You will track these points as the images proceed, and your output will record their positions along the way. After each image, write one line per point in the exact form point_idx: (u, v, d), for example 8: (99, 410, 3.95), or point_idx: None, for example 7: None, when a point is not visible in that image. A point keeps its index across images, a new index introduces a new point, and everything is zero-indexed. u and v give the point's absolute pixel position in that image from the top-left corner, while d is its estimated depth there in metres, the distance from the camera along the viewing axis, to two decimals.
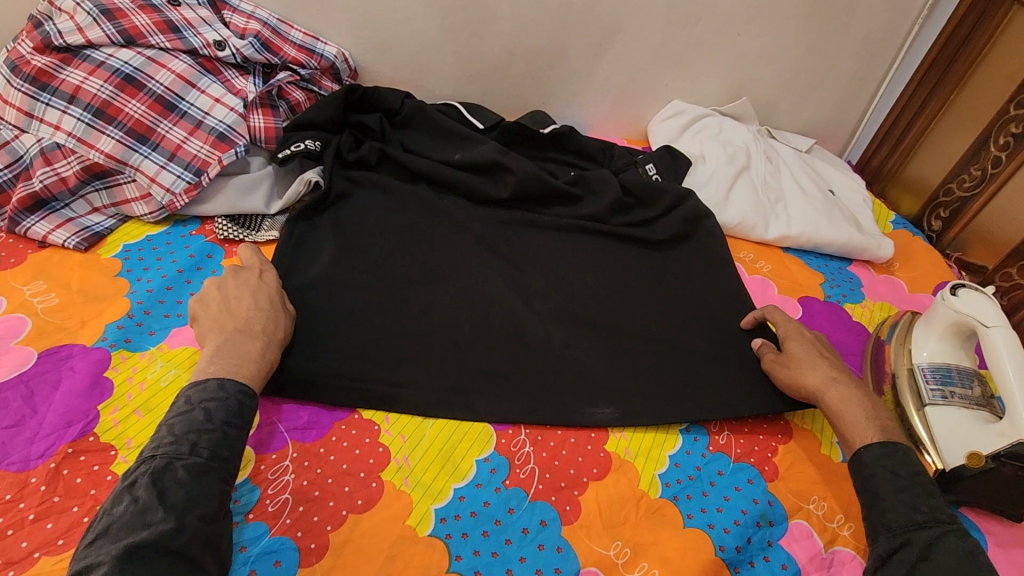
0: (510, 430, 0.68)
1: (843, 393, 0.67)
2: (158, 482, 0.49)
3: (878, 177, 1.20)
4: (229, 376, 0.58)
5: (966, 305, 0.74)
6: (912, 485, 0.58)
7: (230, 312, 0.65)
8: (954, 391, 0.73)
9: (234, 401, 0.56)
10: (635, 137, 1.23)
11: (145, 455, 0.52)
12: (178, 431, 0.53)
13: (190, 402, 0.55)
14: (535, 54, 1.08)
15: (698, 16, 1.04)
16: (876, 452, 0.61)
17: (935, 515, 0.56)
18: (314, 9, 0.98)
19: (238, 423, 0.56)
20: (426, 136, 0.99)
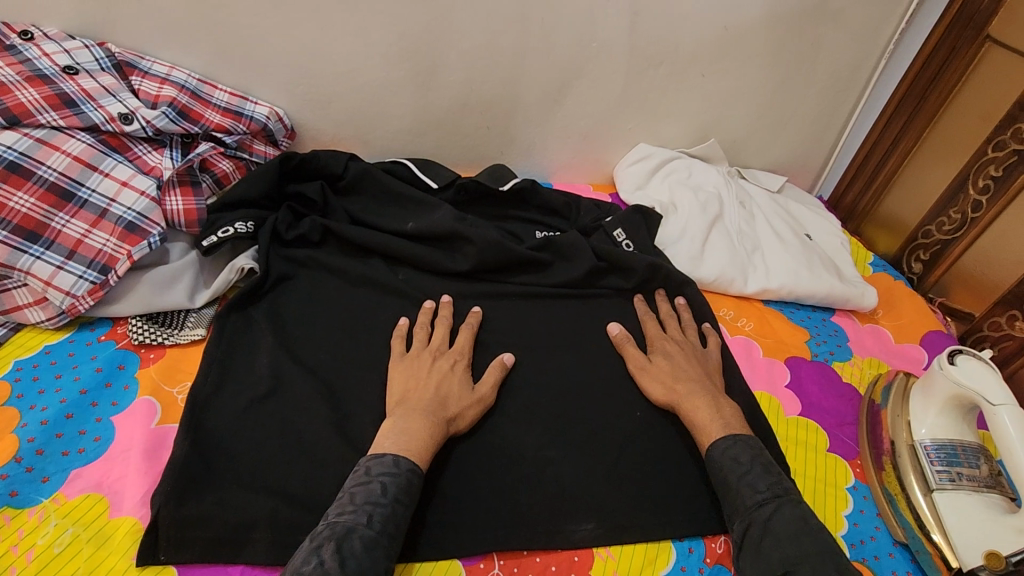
0: (481, 564, 0.61)
1: (698, 398, 0.71)
2: (341, 548, 0.51)
3: (852, 215, 1.15)
4: (403, 452, 0.60)
5: (966, 376, 0.68)
6: (751, 468, 0.63)
7: (447, 397, 0.67)
8: (961, 473, 0.68)
9: (405, 478, 0.58)
10: (601, 181, 1.16)
11: (328, 521, 0.54)
12: (358, 500, 0.55)
13: (370, 473, 0.57)
14: (489, 103, 1.00)
15: (660, 58, 0.98)
16: (723, 446, 0.65)
17: (774, 492, 0.61)
18: (240, 66, 0.88)
19: (407, 501, 0.57)
20: (374, 202, 0.91)
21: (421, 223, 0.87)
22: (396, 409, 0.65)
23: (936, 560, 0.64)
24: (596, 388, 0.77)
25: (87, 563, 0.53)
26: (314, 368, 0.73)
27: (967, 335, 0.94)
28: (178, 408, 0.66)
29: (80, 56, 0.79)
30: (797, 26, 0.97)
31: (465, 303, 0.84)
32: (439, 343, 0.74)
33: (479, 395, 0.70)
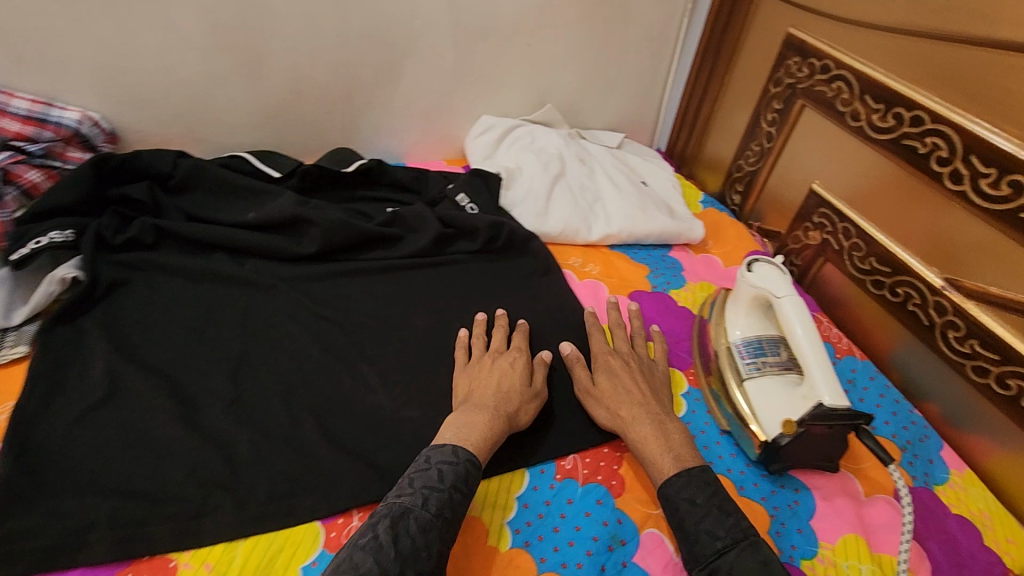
0: (339, 519, 0.61)
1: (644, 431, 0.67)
2: (397, 525, 0.52)
3: (685, 160, 1.29)
4: (462, 443, 0.61)
5: (759, 278, 0.79)
6: (709, 511, 0.58)
7: (509, 390, 0.69)
8: (766, 361, 0.77)
9: (462, 466, 0.58)
10: (455, 156, 1.20)
11: (387, 502, 0.55)
12: (417, 484, 0.56)
13: (429, 461, 0.58)
14: (325, 90, 1.00)
15: (484, 32, 1.03)
16: (677, 485, 0.61)
17: (733, 537, 0.56)
18: (38, 71, 0.83)
19: (463, 489, 0.57)
20: (210, 197, 0.89)
21: (263, 212, 0.87)
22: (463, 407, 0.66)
23: (751, 439, 0.73)
24: (452, 346, 0.80)
25: None
26: (156, 368, 0.71)
27: (780, 250, 1.06)
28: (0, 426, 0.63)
29: None
30: None
31: (317, 285, 0.85)
32: (500, 344, 0.77)
33: (537, 390, 0.72)
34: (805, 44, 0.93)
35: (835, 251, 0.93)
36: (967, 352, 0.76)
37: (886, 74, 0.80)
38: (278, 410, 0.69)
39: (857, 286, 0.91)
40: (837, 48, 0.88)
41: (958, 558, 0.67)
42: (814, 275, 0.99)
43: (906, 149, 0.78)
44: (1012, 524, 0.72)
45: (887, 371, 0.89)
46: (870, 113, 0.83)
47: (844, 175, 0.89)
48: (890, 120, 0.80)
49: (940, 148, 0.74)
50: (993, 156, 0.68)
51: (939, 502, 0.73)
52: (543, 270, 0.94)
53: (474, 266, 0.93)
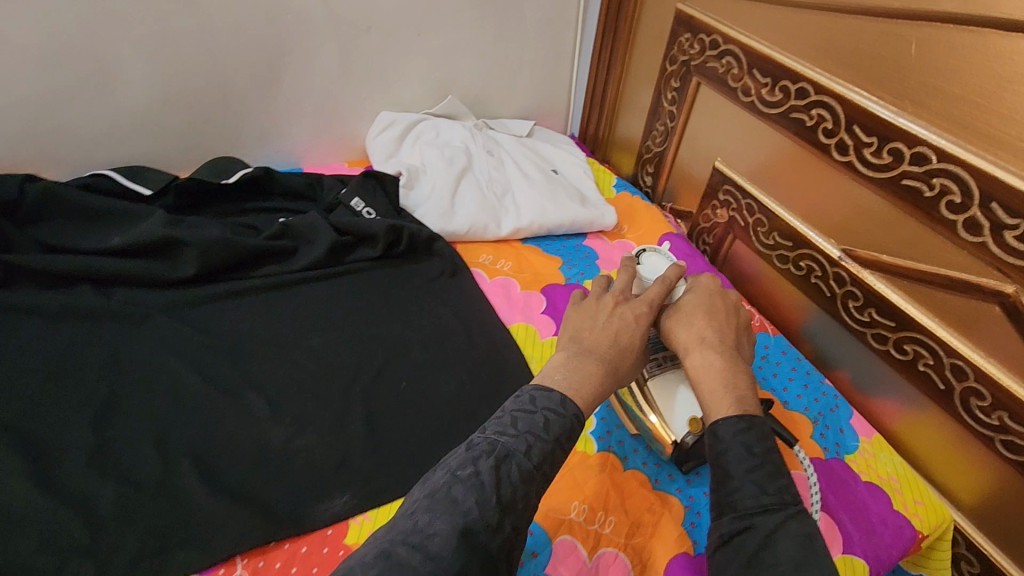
0: (222, 570, 0.56)
1: (711, 362, 0.58)
2: (502, 469, 0.44)
3: (598, 143, 1.27)
4: (572, 394, 0.52)
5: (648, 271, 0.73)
6: (765, 464, 0.50)
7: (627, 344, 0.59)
8: (665, 355, 0.70)
9: (570, 419, 0.50)
10: (356, 157, 1.13)
11: (487, 434, 0.48)
12: (521, 427, 0.48)
13: (534, 402, 0.51)
14: (194, 97, 0.91)
15: (367, 23, 0.97)
16: (734, 427, 0.52)
17: (783, 497, 0.48)
18: None
19: (566, 445, 0.50)
20: (70, 224, 0.80)
21: (129, 235, 0.79)
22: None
23: (659, 439, 0.67)
24: (352, 363, 0.75)
25: None
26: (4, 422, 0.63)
27: (692, 230, 1.05)
28: None
29: None
30: None
31: (199, 310, 0.78)
32: (623, 287, 0.65)
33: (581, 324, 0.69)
34: (693, 20, 0.92)
35: (741, 227, 0.93)
36: (867, 320, 0.77)
37: (770, 46, 0.79)
38: (150, 455, 0.62)
39: (764, 261, 0.91)
40: (722, 22, 0.86)
41: (867, 525, 0.68)
42: (725, 252, 0.98)
43: (795, 122, 0.78)
44: (921, 488, 0.73)
45: (800, 343, 0.90)
46: (759, 87, 0.82)
47: (743, 151, 0.89)
48: (778, 93, 0.79)
49: (825, 120, 0.74)
50: (872, 125, 0.68)
51: (849, 471, 0.74)
52: (452, 272, 0.90)
53: (376, 273, 0.87)
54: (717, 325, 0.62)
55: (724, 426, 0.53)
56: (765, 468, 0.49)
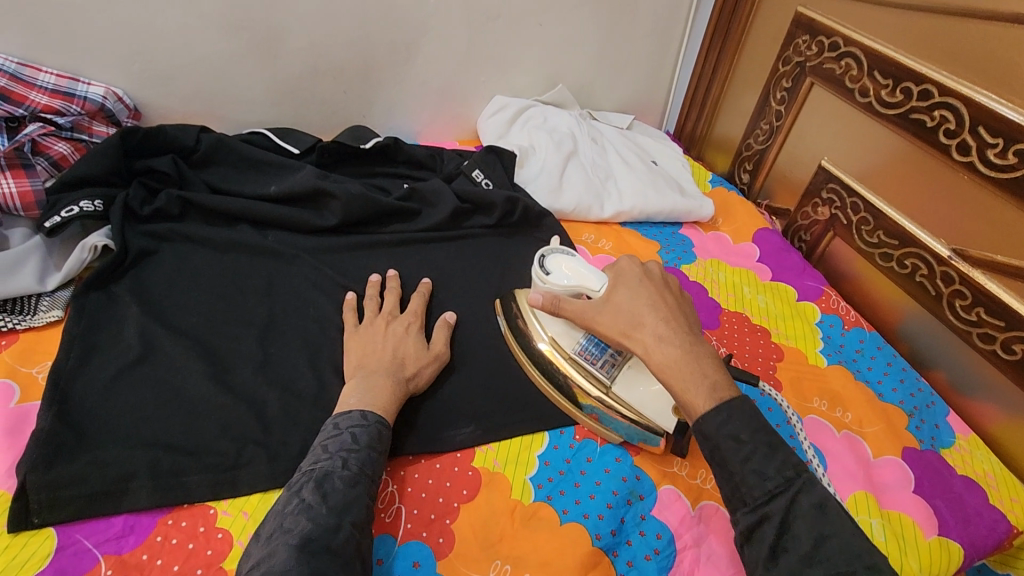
0: None
1: (672, 354, 0.56)
2: (322, 486, 0.52)
3: (694, 141, 1.31)
4: (370, 407, 0.61)
5: (560, 279, 0.70)
6: (756, 446, 0.51)
7: (405, 357, 0.69)
8: (608, 357, 0.68)
9: (375, 427, 0.59)
10: (466, 137, 1.21)
11: (303, 471, 0.55)
12: (332, 449, 0.56)
13: (338, 427, 0.58)
14: (339, 69, 1.01)
15: (497, 12, 1.04)
16: (715, 420, 0.52)
17: (784, 477, 0.50)
18: (62, 46, 0.84)
19: (380, 446, 0.58)
20: (233, 171, 0.90)
21: (284, 185, 0.89)
22: (355, 373, 0.65)
23: (654, 436, 0.66)
24: (471, 315, 0.82)
25: None
26: (186, 332, 0.72)
27: (788, 227, 1.08)
28: (40, 385, 0.64)
29: None
30: None
31: (339, 256, 0.87)
32: (392, 308, 0.75)
33: (437, 353, 0.72)
34: (814, 23, 0.96)
35: (843, 226, 0.96)
36: (973, 320, 0.78)
37: (896, 50, 0.82)
38: (308, 373, 0.70)
39: (864, 259, 0.93)
40: (845, 25, 0.90)
41: (963, 515, 0.70)
42: (823, 250, 1.01)
43: (914, 122, 0.81)
44: (1016, 485, 0.74)
45: (895, 342, 0.92)
46: (878, 88, 0.85)
47: (854, 151, 0.92)
48: (899, 95, 0.82)
49: (948, 121, 0.76)
50: (998, 126, 0.70)
51: (945, 464, 0.75)
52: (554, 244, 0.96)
53: (489, 240, 0.95)
54: (656, 305, 0.60)
55: (706, 421, 0.52)
56: (756, 451, 0.50)
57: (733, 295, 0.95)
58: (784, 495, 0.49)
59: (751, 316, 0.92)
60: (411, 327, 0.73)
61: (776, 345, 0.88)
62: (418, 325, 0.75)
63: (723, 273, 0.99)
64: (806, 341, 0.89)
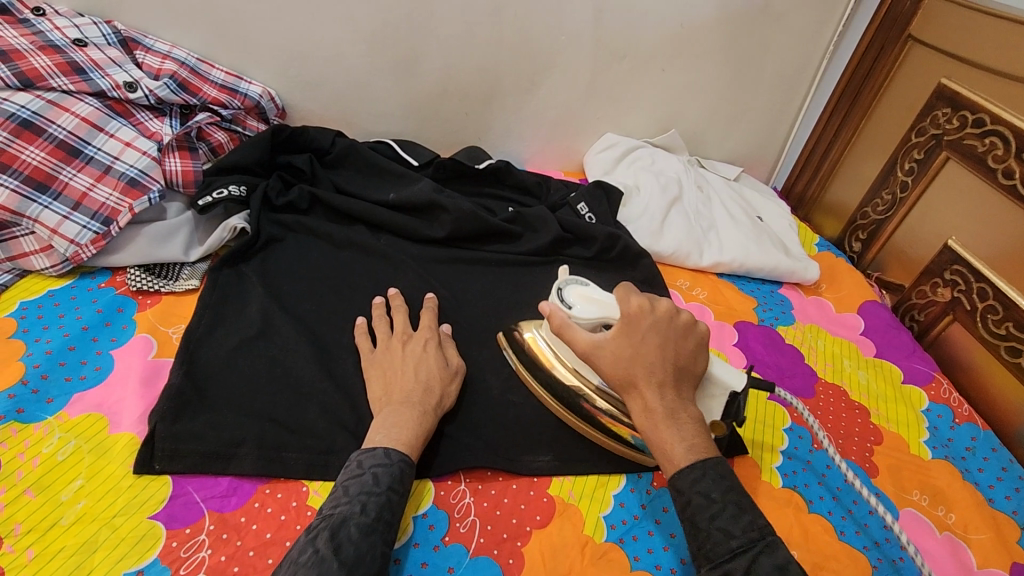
0: (449, 481, 0.66)
1: (654, 417, 0.59)
2: (335, 536, 0.50)
3: (802, 202, 1.27)
4: (394, 444, 0.59)
5: (584, 310, 0.67)
6: (724, 507, 0.54)
7: (432, 379, 0.67)
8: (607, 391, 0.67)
9: (397, 468, 0.57)
10: (572, 168, 1.24)
11: (322, 514, 0.53)
12: (352, 492, 0.54)
13: (361, 465, 0.56)
14: (466, 92, 1.07)
15: (623, 53, 1.07)
16: (690, 477, 0.56)
17: (749, 537, 0.52)
18: (235, 47, 0.94)
19: (400, 489, 0.56)
20: (358, 176, 0.97)
21: (402, 194, 0.94)
22: (383, 407, 0.64)
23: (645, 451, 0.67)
24: None
25: (88, 468, 0.58)
26: (300, 318, 0.78)
27: (900, 304, 1.03)
28: (174, 345, 0.71)
29: (88, 31, 0.85)
30: (746, 27, 1.07)
31: (442, 268, 0.90)
32: (405, 326, 0.74)
33: (456, 367, 0.71)
34: (958, 96, 0.92)
35: (966, 311, 0.90)
36: None
37: None
38: None
39: (987, 350, 0.87)
40: (994, 102, 0.86)
41: None
42: (937, 333, 0.95)
43: None
44: None
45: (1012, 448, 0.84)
46: None
47: (989, 236, 0.86)
48: None
49: None
50: None
51: None
52: (649, 283, 0.95)
53: (584, 272, 0.95)
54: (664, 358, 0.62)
55: (679, 475, 0.56)
56: (726, 510, 0.54)
57: (831, 366, 0.91)
58: (748, 553, 0.51)
59: (849, 391, 0.87)
60: (430, 345, 0.71)
61: (875, 426, 0.83)
62: (435, 340, 0.73)
63: (822, 341, 0.95)
64: (909, 428, 0.83)
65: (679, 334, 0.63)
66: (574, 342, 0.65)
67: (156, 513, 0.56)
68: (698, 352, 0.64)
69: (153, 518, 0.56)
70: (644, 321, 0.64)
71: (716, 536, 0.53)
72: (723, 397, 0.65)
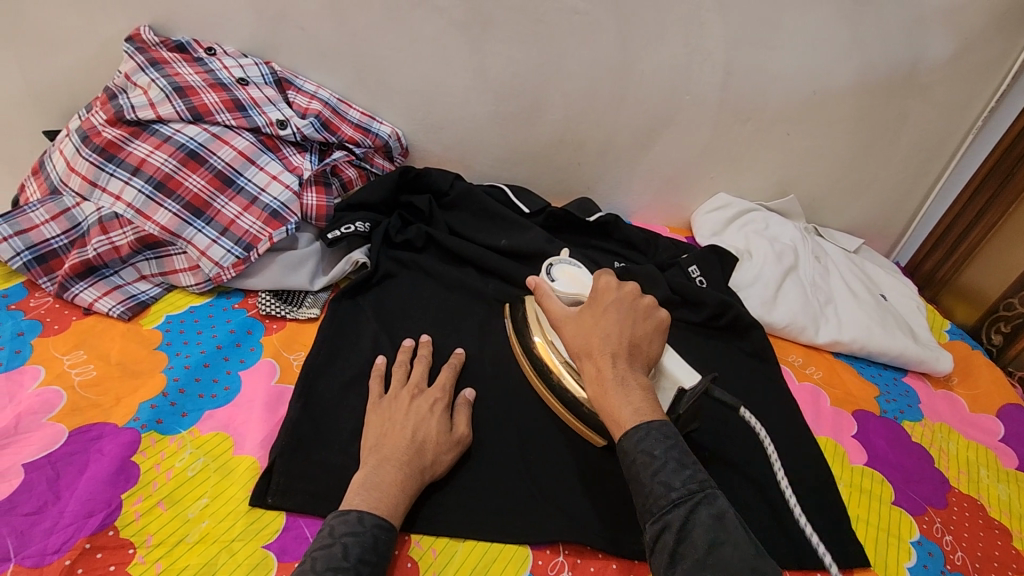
0: (548, 550, 0.63)
1: (604, 379, 0.60)
2: None
3: (930, 283, 1.19)
4: (370, 509, 0.56)
5: (563, 287, 0.75)
6: (666, 463, 0.54)
7: (425, 442, 0.63)
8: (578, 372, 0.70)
9: (369, 536, 0.54)
10: (678, 225, 1.21)
11: None
12: (318, 567, 0.51)
13: (331, 534, 0.54)
14: (581, 143, 1.08)
15: (748, 116, 1.04)
16: (635, 437, 0.55)
17: (688, 489, 0.52)
18: (372, 91, 1.00)
19: (372, 560, 0.54)
20: (471, 219, 0.98)
21: (514, 241, 0.95)
22: (369, 458, 0.61)
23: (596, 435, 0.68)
24: None
25: (213, 488, 0.61)
26: None
27: None
28: (294, 372, 0.74)
29: (250, 71, 0.92)
30: (883, 97, 1.02)
31: None
32: (418, 380, 0.71)
33: (458, 437, 0.67)
34: None
35: None
36: None
37: None
38: (508, 429, 0.73)
39: None
40: None
41: None
42: None
43: None
44: None
45: None
46: None
47: None
48: None
49: None
50: None
51: None
52: (760, 356, 0.90)
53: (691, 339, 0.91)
54: (621, 328, 0.62)
55: (626, 436, 0.56)
56: (671, 463, 0.54)
57: (966, 474, 0.82)
58: (685, 506, 0.52)
59: (988, 507, 0.78)
60: (437, 407, 0.67)
61: (1018, 552, 0.73)
62: (445, 402, 0.69)
63: (954, 443, 0.86)
64: None
65: (636, 316, 0.64)
66: (549, 311, 0.69)
67: (270, 543, 0.58)
68: (654, 330, 0.64)
69: (266, 548, 0.57)
70: (608, 297, 0.65)
71: (658, 488, 0.53)
72: (672, 389, 0.67)
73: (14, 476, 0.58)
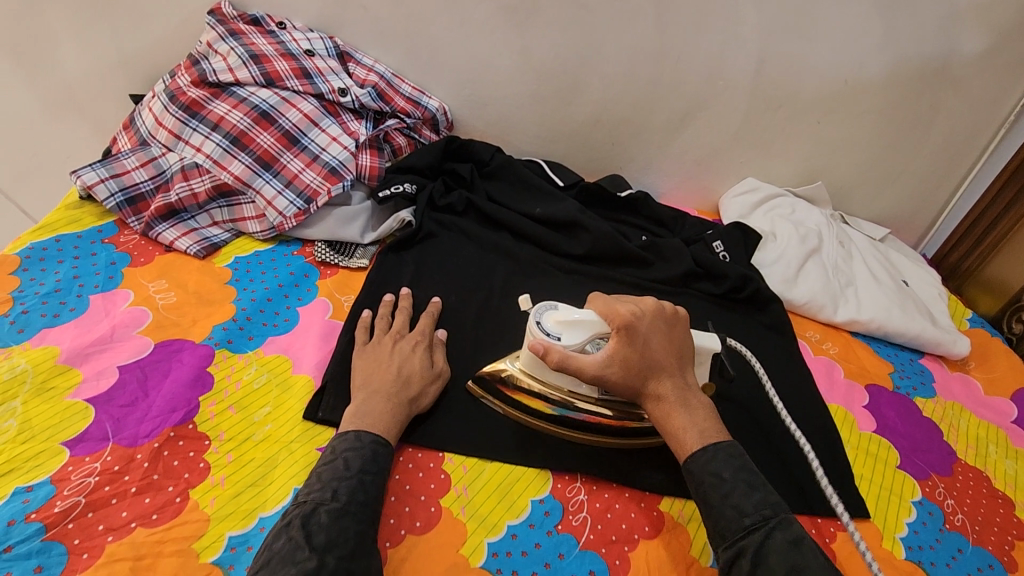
0: (566, 476, 0.70)
1: (669, 407, 0.65)
2: (308, 524, 0.54)
3: (954, 274, 1.21)
4: (365, 428, 0.63)
5: (571, 336, 0.68)
6: (735, 485, 0.59)
7: (410, 376, 0.70)
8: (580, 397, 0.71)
9: (368, 450, 0.61)
10: (706, 208, 1.26)
11: (297, 501, 0.57)
12: (324, 478, 0.58)
13: (334, 452, 0.61)
14: (617, 124, 1.13)
15: (780, 103, 1.08)
16: (702, 460, 0.61)
17: (762, 514, 0.57)
18: (424, 67, 1.08)
19: (373, 470, 0.60)
20: (509, 188, 1.05)
21: (548, 209, 1.01)
22: (358, 393, 0.67)
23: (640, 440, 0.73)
24: None
25: (274, 399, 0.70)
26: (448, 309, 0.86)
27: None
28: (345, 310, 0.83)
29: (316, 44, 1.01)
30: (916, 90, 1.05)
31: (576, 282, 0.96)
32: (400, 328, 0.77)
33: (439, 372, 0.74)
34: None
35: None
36: None
37: None
38: None
39: None
40: None
41: None
42: None
43: None
44: None
45: None
46: None
47: None
48: None
49: None
50: None
51: None
52: (777, 328, 0.95)
53: (712, 308, 0.96)
54: (669, 350, 0.67)
55: (694, 459, 0.61)
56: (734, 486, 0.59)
57: (973, 448, 0.85)
58: (760, 531, 0.56)
59: (992, 478, 0.81)
60: (419, 347, 0.74)
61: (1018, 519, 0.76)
62: (427, 344, 0.76)
63: (965, 420, 0.89)
64: None
65: (674, 334, 0.69)
66: (581, 369, 0.66)
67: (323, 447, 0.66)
68: (686, 339, 0.70)
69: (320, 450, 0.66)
70: (643, 323, 0.67)
71: (728, 514, 0.58)
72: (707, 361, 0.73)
73: (111, 375, 0.68)
